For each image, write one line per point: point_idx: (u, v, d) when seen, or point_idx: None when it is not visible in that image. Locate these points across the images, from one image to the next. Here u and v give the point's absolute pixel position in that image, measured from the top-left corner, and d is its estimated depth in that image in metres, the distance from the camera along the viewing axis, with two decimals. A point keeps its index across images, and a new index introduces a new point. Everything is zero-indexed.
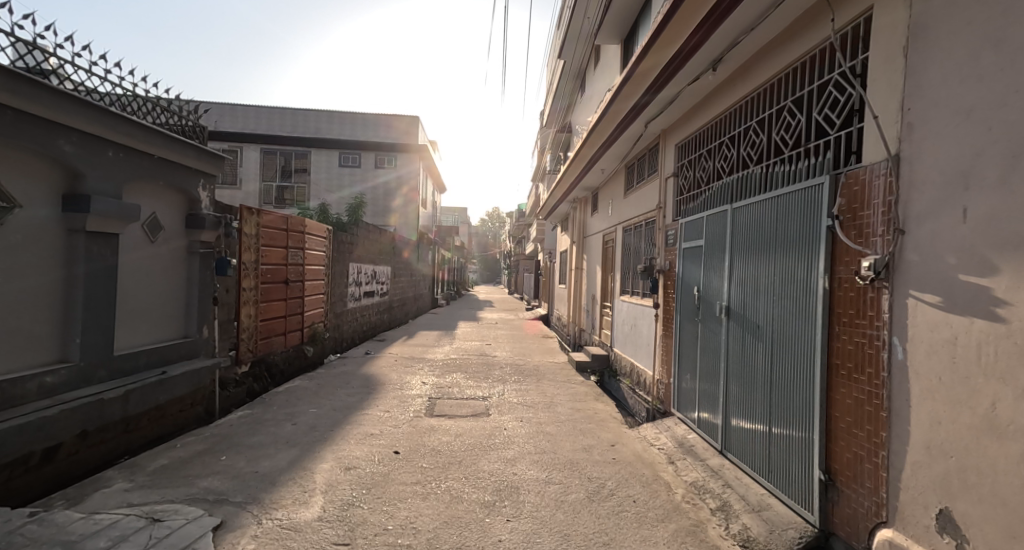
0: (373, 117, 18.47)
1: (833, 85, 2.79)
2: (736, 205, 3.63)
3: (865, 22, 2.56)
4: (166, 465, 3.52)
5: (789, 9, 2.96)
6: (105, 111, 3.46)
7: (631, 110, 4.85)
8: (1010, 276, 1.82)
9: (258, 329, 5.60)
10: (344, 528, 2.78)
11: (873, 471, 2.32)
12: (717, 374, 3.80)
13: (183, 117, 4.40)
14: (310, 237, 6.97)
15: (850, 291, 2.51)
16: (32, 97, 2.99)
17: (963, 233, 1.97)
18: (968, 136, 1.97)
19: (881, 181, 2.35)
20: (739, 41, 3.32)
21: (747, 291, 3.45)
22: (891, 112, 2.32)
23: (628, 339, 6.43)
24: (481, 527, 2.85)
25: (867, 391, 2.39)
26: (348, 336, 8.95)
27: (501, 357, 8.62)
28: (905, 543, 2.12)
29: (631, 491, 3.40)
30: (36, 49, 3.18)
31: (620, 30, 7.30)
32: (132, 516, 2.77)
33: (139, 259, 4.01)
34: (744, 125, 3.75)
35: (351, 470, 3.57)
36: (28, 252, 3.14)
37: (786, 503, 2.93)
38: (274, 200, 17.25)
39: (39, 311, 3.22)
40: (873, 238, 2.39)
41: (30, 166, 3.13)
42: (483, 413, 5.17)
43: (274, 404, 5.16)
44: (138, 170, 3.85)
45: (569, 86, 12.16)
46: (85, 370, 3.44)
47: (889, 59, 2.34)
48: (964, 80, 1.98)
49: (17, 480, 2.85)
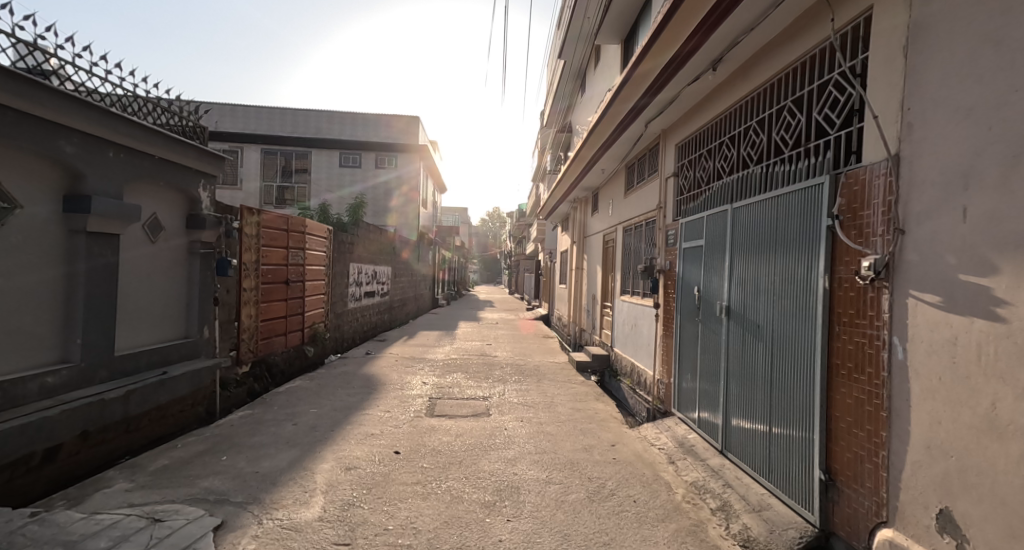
0: (373, 117, 18.33)
1: (833, 84, 2.79)
2: (736, 205, 3.63)
3: (865, 21, 2.56)
4: (167, 465, 3.52)
5: (788, 9, 2.96)
6: (106, 111, 3.47)
7: (631, 110, 4.84)
8: (1010, 276, 1.82)
9: (258, 329, 5.61)
10: (344, 528, 2.78)
11: (874, 471, 2.32)
12: (717, 374, 3.80)
13: (184, 117, 4.40)
14: (311, 237, 6.97)
15: (851, 291, 2.51)
16: (33, 98, 2.99)
17: (963, 233, 1.97)
18: (968, 136, 1.97)
19: (881, 181, 2.35)
20: (739, 40, 3.32)
21: (747, 292, 3.45)
22: (891, 112, 2.32)
23: (629, 339, 6.43)
24: (481, 527, 2.86)
25: (867, 391, 2.39)
26: (349, 336, 8.96)
27: (501, 357, 8.62)
28: (905, 543, 2.12)
29: (632, 491, 3.40)
30: (36, 49, 3.18)
31: (620, 30, 7.30)
32: (133, 517, 2.77)
33: (140, 260, 4.01)
34: (744, 125, 3.75)
35: (352, 470, 3.57)
36: (29, 253, 3.15)
37: (786, 503, 2.93)
38: (274, 201, 17.27)
39: (39, 311, 3.22)
40: (873, 238, 2.39)
41: (31, 167, 3.13)
42: (484, 413, 5.17)
43: (275, 405, 5.17)
44: (139, 170, 3.85)
45: (569, 86, 12.15)
46: (86, 370, 3.45)
47: (888, 59, 2.34)
48: (963, 80, 1.98)
49: (18, 480, 2.86)
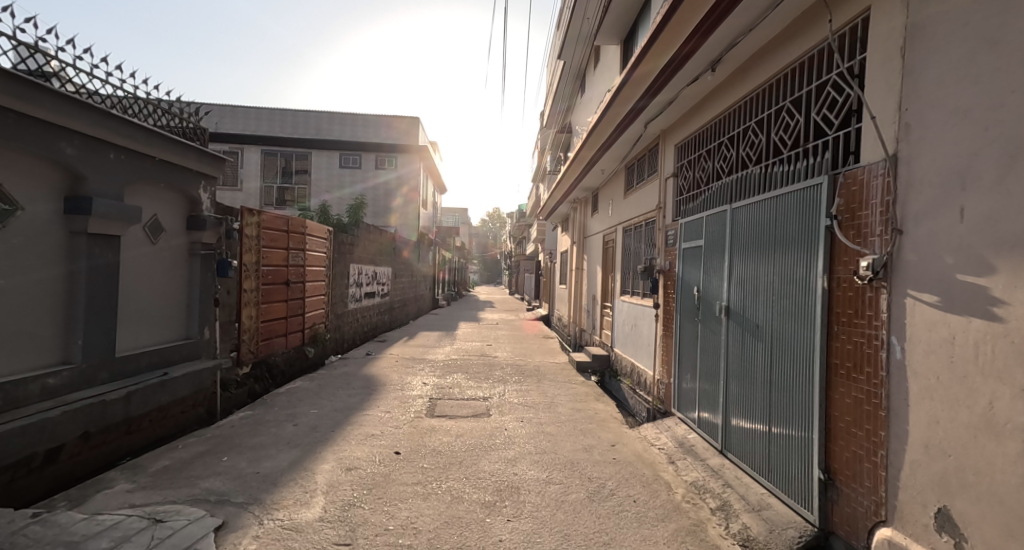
0: (372, 117, 18.19)
1: (831, 85, 2.80)
2: (736, 205, 3.63)
3: (863, 22, 2.56)
4: (168, 466, 3.53)
5: (787, 9, 2.97)
6: (106, 113, 3.48)
7: (630, 111, 4.85)
8: (1007, 276, 1.83)
9: (259, 330, 5.61)
10: (345, 528, 2.79)
11: (873, 470, 2.33)
12: (717, 374, 3.81)
13: (184, 119, 4.41)
14: (311, 238, 6.98)
15: (849, 291, 2.52)
16: (35, 100, 3.01)
17: (961, 232, 1.98)
18: (964, 136, 1.98)
19: (879, 181, 2.36)
20: (738, 41, 3.32)
21: (747, 292, 3.46)
22: (888, 113, 2.33)
23: (628, 339, 6.44)
24: (482, 527, 2.87)
25: (866, 390, 2.39)
26: (349, 337, 8.96)
27: (502, 358, 8.63)
28: (904, 542, 2.13)
29: (631, 491, 3.41)
30: (37, 52, 3.20)
31: (620, 30, 7.30)
32: (134, 517, 2.78)
33: (140, 261, 4.02)
34: (743, 126, 3.76)
35: (352, 470, 3.58)
36: (30, 254, 3.16)
37: (786, 503, 2.93)
38: (275, 201, 17.30)
39: (41, 313, 3.23)
40: (871, 238, 2.40)
41: (33, 169, 3.15)
42: (484, 413, 5.19)
43: (276, 405, 5.18)
44: (140, 172, 3.87)
45: (569, 86, 12.15)
46: (88, 372, 3.46)
47: (886, 60, 2.35)
48: (960, 80, 1.99)
49: (20, 481, 2.87)
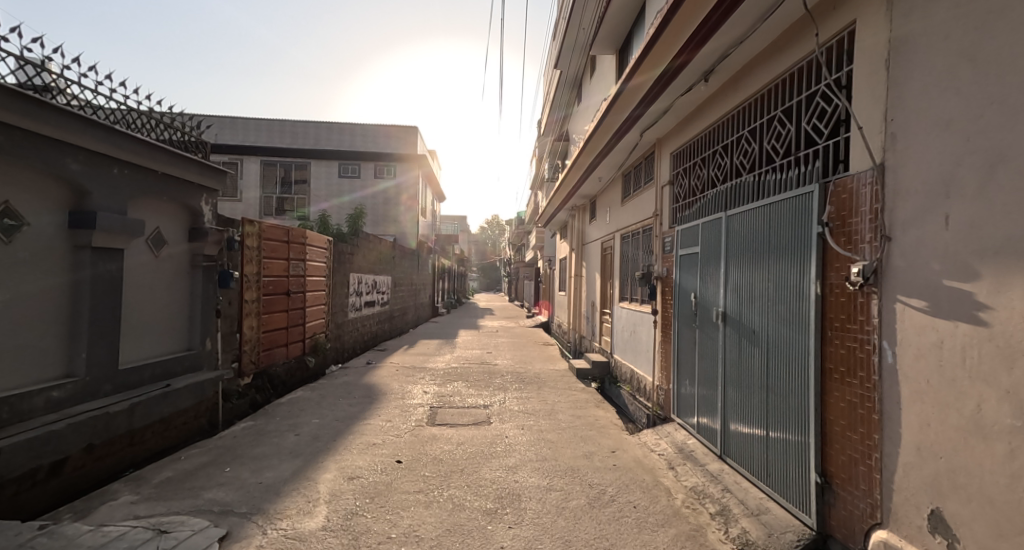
0: (373, 128, 18.39)
1: (820, 95, 2.87)
2: (730, 212, 3.69)
3: (849, 34, 2.65)
4: (171, 477, 3.54)
5: (775, 22, 3.05)
6: (109, 127, 3.53)
7: (627, 118, 4.90)
8: (991, 280, 1.88)
9: (259, 340, 5.64)
10: (348, 537, 2.82)
11: (868, 473, 2.36)
12: (715, 379, 3.84)
13: (186, 133, 4.49)
14: (310, 248, 7.01)
15: (841, 296, 2.57)
16: (40, 116, 3.07)
17: (947, 240, 2.03)
18: (947, 146, 2.04)
19: (868, 189, 2.42)
20: (728, 53, 3.41)
21: (744, 297, 3.49)
22: (875, 123, 2.40)
23: (628, 345, 6.50)
24: (484, 534, 2.90)
25: (859, 394, 2.43)
26: (348, 346, 8.92)
27: (502, 365, 8.68)
28: (899, 543, 2.17)
29: (632, 496, 3.45)
30: (43, 70, 3.25)
31: (616, 40, 7.41)
32: (139, 528, 2.81)
33: (142, 272, 4.05)
34: (736, 134, 3.83)
35: (354, 479, 3.61)
36: (36, 269, 3.21)
37: (784, 506, 2.97)
38: (275, 210, 17.32)
39: (45, 326, 3.27)
40: (861, 244, 2.45)
41: (38, 183, 3.20)
42: (484, 421, 5.21)
43: (277, 415, 5.20)
44: (142, 186, 3.93)
45: (568, 94, 12.22)
46: (91, 384, 3.49)
47: (872, 72, 2.43)
48: (944, 91, 2.05)
49: (25, 494, 2.91)
